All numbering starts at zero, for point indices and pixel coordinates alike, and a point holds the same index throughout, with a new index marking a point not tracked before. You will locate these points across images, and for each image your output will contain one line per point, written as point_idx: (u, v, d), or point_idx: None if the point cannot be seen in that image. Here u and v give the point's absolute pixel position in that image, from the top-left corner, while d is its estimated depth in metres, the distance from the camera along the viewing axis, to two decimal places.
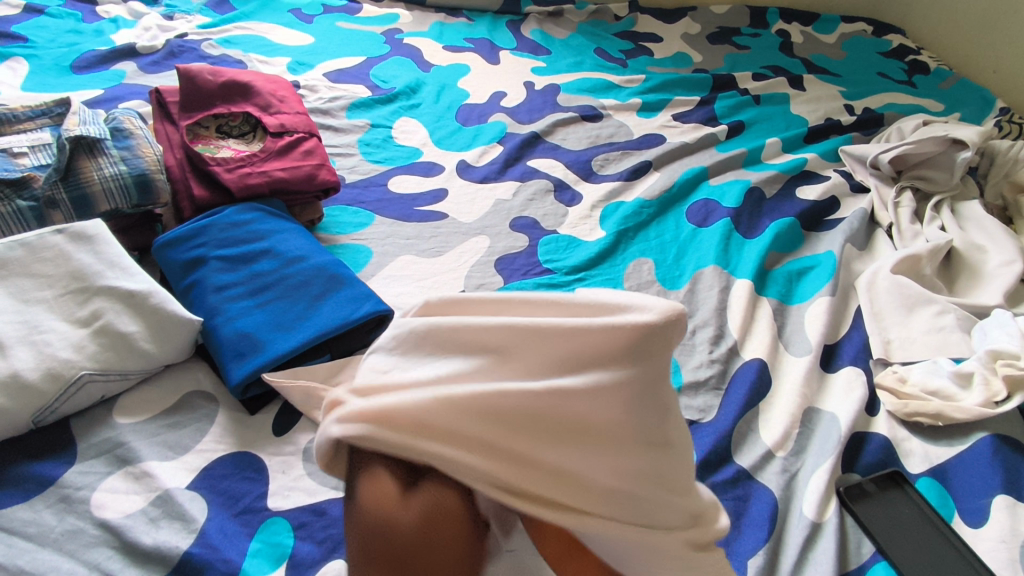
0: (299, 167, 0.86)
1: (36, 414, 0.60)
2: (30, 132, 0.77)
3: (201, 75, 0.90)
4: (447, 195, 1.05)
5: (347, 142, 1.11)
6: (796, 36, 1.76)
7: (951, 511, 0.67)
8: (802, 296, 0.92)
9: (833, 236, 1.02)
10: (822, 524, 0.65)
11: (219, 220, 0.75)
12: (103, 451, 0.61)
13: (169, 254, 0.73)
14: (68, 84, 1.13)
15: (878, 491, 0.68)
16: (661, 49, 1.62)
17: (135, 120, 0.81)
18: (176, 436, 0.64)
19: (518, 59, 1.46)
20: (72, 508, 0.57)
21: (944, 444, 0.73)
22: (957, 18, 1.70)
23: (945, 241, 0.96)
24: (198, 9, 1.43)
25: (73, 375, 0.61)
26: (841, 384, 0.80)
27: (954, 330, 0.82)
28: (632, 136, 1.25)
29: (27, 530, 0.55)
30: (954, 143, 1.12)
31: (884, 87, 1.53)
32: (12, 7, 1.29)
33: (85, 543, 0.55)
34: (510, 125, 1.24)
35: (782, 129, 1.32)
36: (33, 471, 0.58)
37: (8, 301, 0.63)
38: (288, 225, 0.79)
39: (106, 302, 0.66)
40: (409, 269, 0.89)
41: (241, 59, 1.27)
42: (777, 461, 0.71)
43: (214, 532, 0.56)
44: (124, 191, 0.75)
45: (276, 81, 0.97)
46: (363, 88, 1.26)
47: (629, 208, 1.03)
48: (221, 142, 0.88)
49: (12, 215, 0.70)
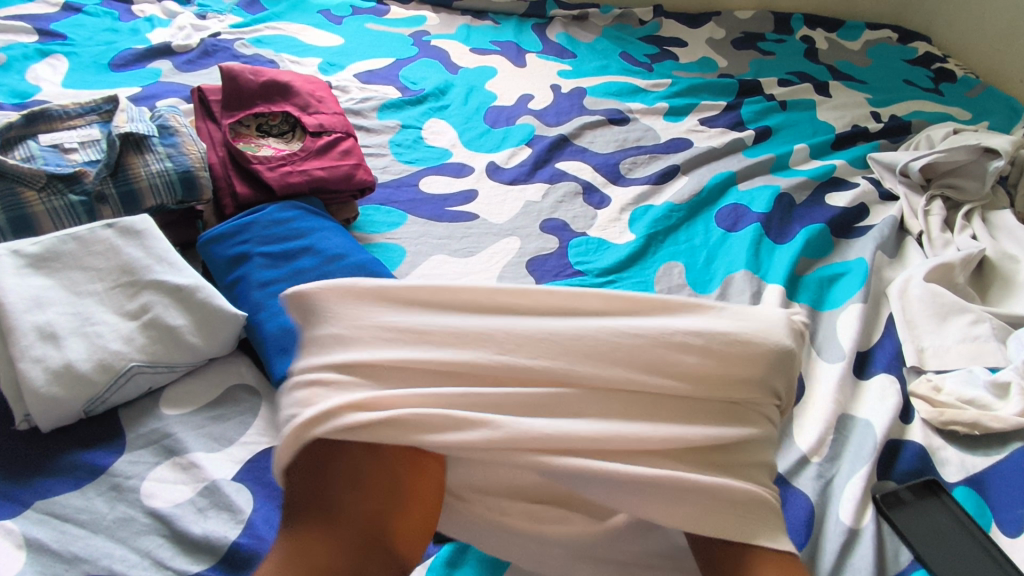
0: (337, 167, 0.87)
1: (87, 404, 0.61)
2: (78, 128, 0.79)
3: (243, 75, 0.91)
4: (477, 196, 1.05)
5: (379, 143, 1.13)
6: (821, 42, 1.76)
7: (989, 521, 0.67)
8: (834, 302, 0.92)
9: (864, 244, 1.02)
10: (859, 530, 0.65)
11: (262, 218, 0.77)
12: (151, 441, 0.63)
13: (215, 250, 0.75)
14: (106, 81, 1.15)
15: (914, 499, 0.68)
16: (686, 54, 1.62)
17: (180, 118, 0.83)
18: (221, 429, 0.65)
19: (545, 62, 1.47)
20: (122, 496, 0.58)
21: (980, 454, 0.73)
22: (985, 26, 1.69)
23: (978, 250, 0.96)
24: (230, 9, 1.45)
25: (123, 366, 0.62)
26: (875, 391, 0.80)
27: (989, 340, 0.82)
28: (660, 140, 1.25)
29: (80, 517, 0.56)
30: (987, 152, 1.11)
31: (910, 95, 1.53)
32: (51, 6, 1.32)
33: (136, 531, 0.56)
34: (538, 128, 1.24)
35: (810, 135, 1.32)
36: (84, 459, 0.60)
37: (62, 293, 0.65)
38: (327, 224, 0.80)
39: (154, 295, 0.67)
40: (442, 268, 0.90)
41: (274, 59, 1.28)
42: (812, 466, 0.71)
43: (260, 523, 0.57)
44: (169, 187, 0.76)
45: (314, 81, 0.98)
46: (393, 89, 1.28)
47: (659, 212, 1.04)
48: (261, 140, 0.89)
49: (64, 209, 0.72)
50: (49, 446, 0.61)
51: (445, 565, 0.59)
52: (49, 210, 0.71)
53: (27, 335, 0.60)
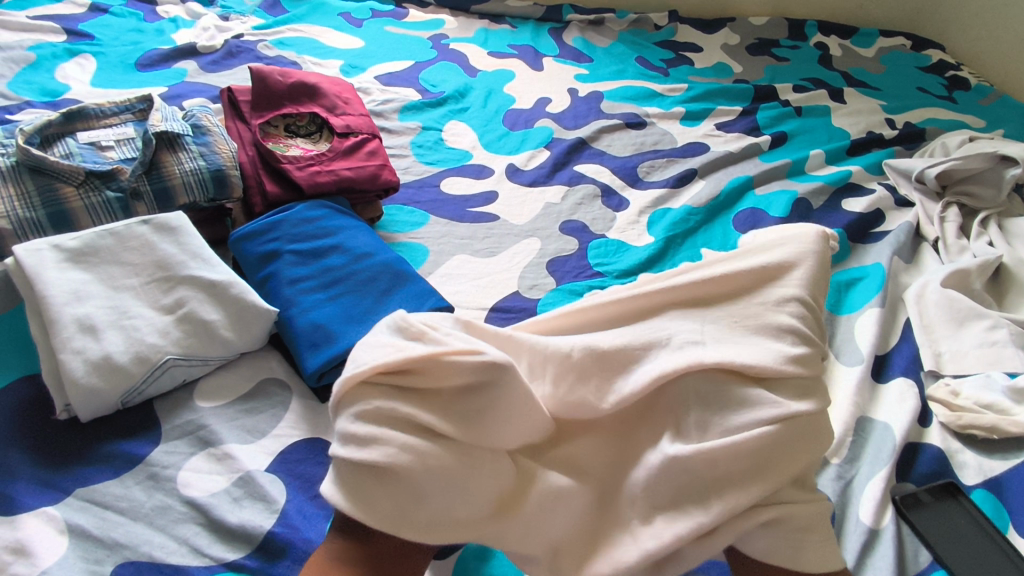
0: (364, 167, 0.89)
1: (125, 395, 0.63)
2: (114, 127, 0.81)
3: (272, 76, 0.93)
4: (498, 197, 1.07)
5: (400, 144, 1.14)
6: (835, 49, 1.77)
7: (1006, 524, 0.68)
8: (852, 307, 0.93)
9: (881, 249, 1.02)
10: (879, 531, 0.66)
11: (292, 216, 0.78)
12: (186, 433, 0.64)
13: (246, 247, 0.77)
14: (133, 81, 1.17)
15: (932, 501, 0.69)
16: (701, 59, 1.63)
17: (211, 117, 0.84)
18: (253, 421, 0.66)
19: (562, 66, 1.49)
20: (159, 485, 0.59)
21: (998, 457, 0.74)
22: (998, 35, 1.70)
23: (995, 257, 0.96)
24: (253, 11, 1.47)
25: (160, 359, 0.64)
26: (893, 394, 0.80)
27: (1007, 345, 0.83)
28: (677, 144, 1.26)
29: (119, 504, 0.57)
30: (1003, 160, 1.11)
31: (924, 102, 1.54)
32: (79, 6, 1.34)
33: (173, 519, 0.57)
34: (557, 131, 1.26)
35: (825, 141, 1.33)
36: (122, 449, 0.61)
37: (100, 286, 0.66)
38: (355, 223, 0.82)
39: (190, 290, 0.68)
40: (464, 268, 0.91)
41: (296, 61, 1.30)
42: (832, 468, 0.72)
43: (293, 513, 0.58)
44: (202, 185, 0.78)
45: (340, 83, 1.00)
46: (413, 91, 1.29)
47: (677, 215, 1.05)
48: (289, 140, 0.91)
49: (101, 206, 0.74)
50: (87, 436, 0.62)
51: (474, 558, 0.60)
52: (86, 206, 0.73)
53: (69, 327, 0.62)
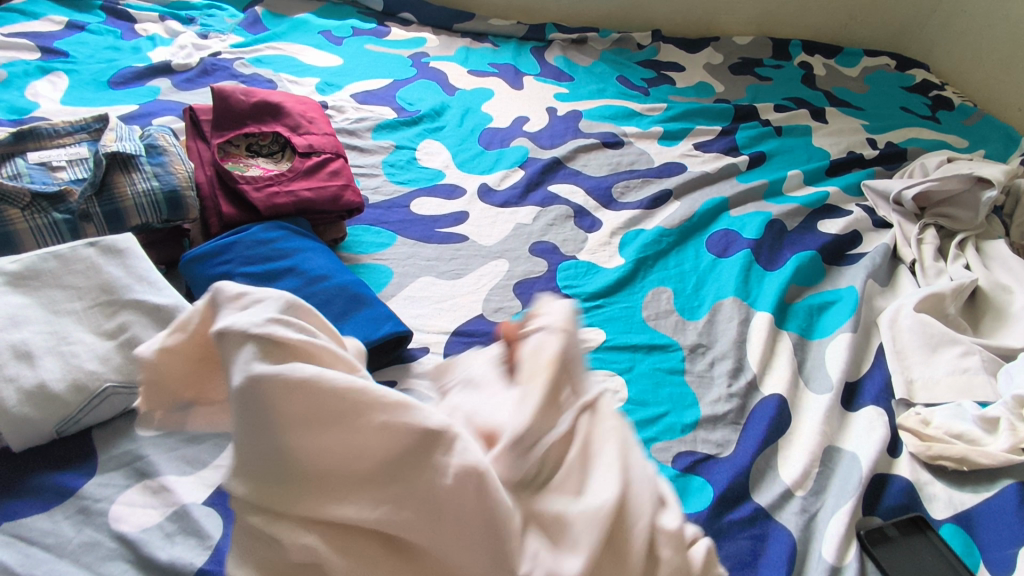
0: (326, 188, 0.88)
1: (59, 425, 0.61)
2: (68, 147, 0.80)
3: (234, 96, 0.92)
4: (468, 217, 1.05)
5: (372, 163, 1.13)
6: (819, 69, 1.77)
7: (976, 561, 0.65)
8: (823, 331, 0.91)
9: (856, 271, 1.01)
10: (841, 569, 0.63)
11: (247, 238, 0.77)
12: (122, 463, 0.62)
13: (196, 269, 0.75)
14: (104, 98, 1.16)
15: (899, 536, 0.67)
16: (683, 78, 1.63)
17: (169, 137, 0.84)
18: (194, 451, 0.64)
19: (542, 85, 1.48)
20: (90, 520, 0.57)
21: (969, 490, 0.71)
22: (981, 55, 1.70)
23: (970, 280, 0.95)
24: (232, 29, 1.47)
25: (97, 387, 0.62)
26: (862, 423, 0.78)
27: (979, 372, 0.81)
28: (653, 164, 1.25)
29: (45, 540, 0.55)
30: (980, 181, 1.10)
31: (906, 122, 1.53)
32: (55, 24, 1.34)
33: (102, 556, 0.55)
34: (532, 150, 1.25)
35: (804, 161, 1.32)
36: (54, 481, 0.59)
37: (41, 311, 0.65)
38: (313, 245, 0.81)
39: (133, 315, 0.67)
40: (428, 290, 0.89)
41: (272, 79, 1.30)
42: (796, 501, 0.70)
43: (228, 550, 0.56)
44: (154, 206, 0.77)
45: (307, 102, 0.99)
46: (389, 109, 1.29)
47: (649, 236, 1.03)
48: (250, 160, 0.91)
49: (47, 228, 0.72)
50: (18, 467, 0.60)
51: None
52: (32, 228, 0.72)
53: (3, 354, 0.60)
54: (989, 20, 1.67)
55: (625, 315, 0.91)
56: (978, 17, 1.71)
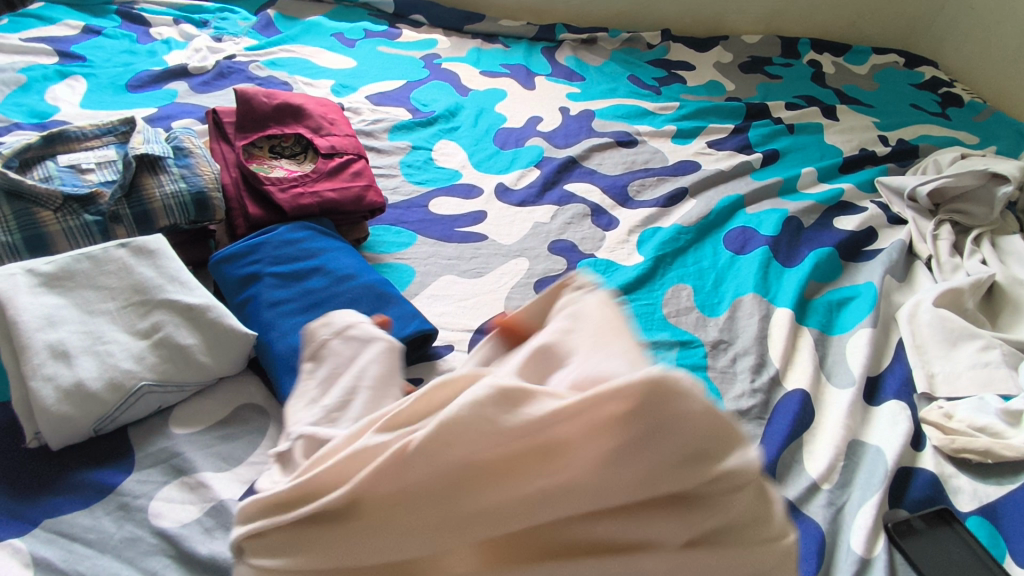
0: (349, 189, 0.88)
1: (97, 423, 0.62)
2: (96, 149, 0.81)
3: (257, 98, 0.94)
4: (486, 217, 1.06)
5: (389, 163, 1.14)
6: (828, 67, 1.77)
7: (1003, 552, 0.66)
8: (843, 326, 0.92)
9: (873, 267, 1.01)
10: (870, 560, 0.64)
11: (274, 238, 0.78)
12: (159, 461, 0.63)
13: (226, 270, 0.76)
14: (123, 102, 1.17)
15: (926, 528, 0.67)
16: (693, 77, 1.63)
17: (194, 139, 0.85)
18: (229, 448, 0.65)
19: (553, 85, 1.49)
20: (130, 516, 0.58)
21: (993, 482, 0.72)
22: (990, 52, 1.70)
23: (988, 275, 0.95)
24: (246, 32, 1.48)
25: (133, 386, 0.63)
26: (885, 417, 0.79)
27: (1000, 366, 0.81)
28: (667, 163, 1.26)
29: (87, 536, 0.56)
30: (994, 177, 1.11)
31: (916, 119, 1.54)
32: (72, 29, 1.35)
33: (142, 551, 0.56)
34: (547, 150, 1.25)
35: (817, 158, 1.33)
36: (93, 478, 0.60)
37: (75, 312, 0.65)
38: (338, 244, 0.82)
39: (166, 314, 0.68)
40: (450, 289, 0.90)
41: (287, 81, 1.31)
42: (823, 494, 0.71)
43: None
44: (183, 207, 0.78)
45: (327, 104, 1.00)
46: (404, 110, 1.30)
47: (666, 234, 1.04)
48: (274, 161, 0.91)
49: (79, 229, 0.73)
50: (58, 465, 0.61)
51: None
52: (64, 230, 0.72)
53: (40, 354, 0.60)
54: (998, 17, 1.67)
55: (645, 313, 0.91)
56: (986, 15, 1.71)
